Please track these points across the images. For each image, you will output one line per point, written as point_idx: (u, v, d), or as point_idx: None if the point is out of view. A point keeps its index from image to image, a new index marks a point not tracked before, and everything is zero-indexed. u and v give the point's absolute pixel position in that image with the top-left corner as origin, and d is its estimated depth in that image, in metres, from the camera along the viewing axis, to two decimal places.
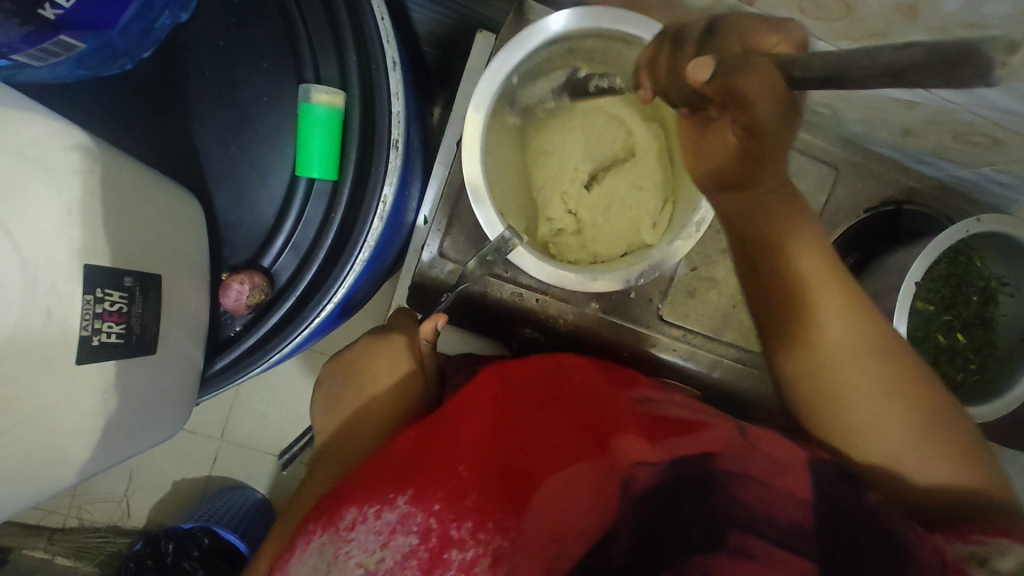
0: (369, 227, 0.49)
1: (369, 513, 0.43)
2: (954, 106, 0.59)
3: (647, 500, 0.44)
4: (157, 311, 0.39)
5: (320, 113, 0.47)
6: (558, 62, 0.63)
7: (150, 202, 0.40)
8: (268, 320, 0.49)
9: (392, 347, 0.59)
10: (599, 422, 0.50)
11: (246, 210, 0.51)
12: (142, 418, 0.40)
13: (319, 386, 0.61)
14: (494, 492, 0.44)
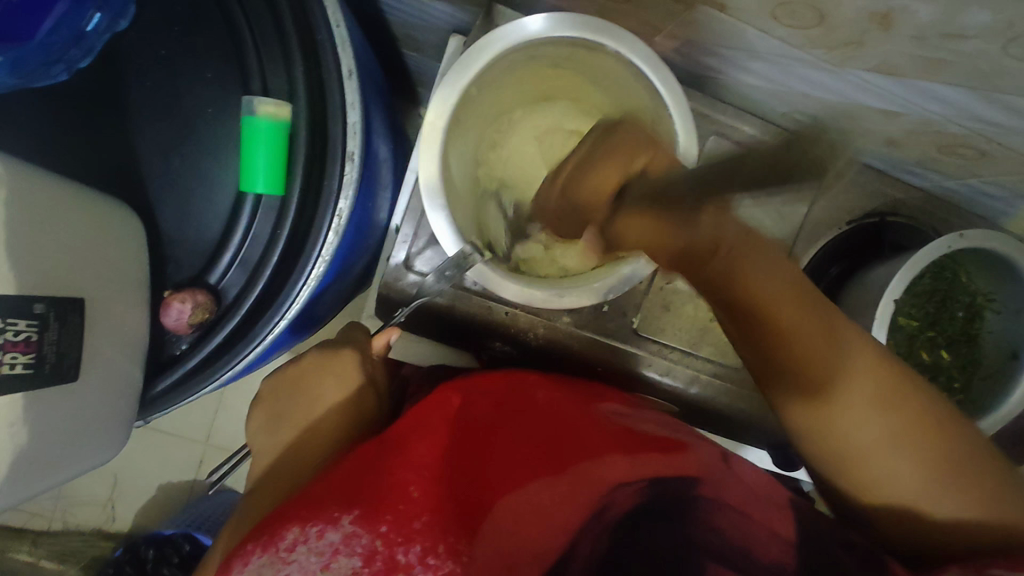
0: (323, 239, 0.47)
1: (311, 533, 0.37)
2: (936, 117, 0.57)
3: (621, 521, 0.40)
4: (78, 338, 0.38)
5: (263, 126, 0.46)
6: (518, 67, 0.60)
7: (77, 221, 0.39)
8: (214, 338, 0.47)
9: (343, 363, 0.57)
10: (567, 439, 0.48)
11: (191, 225, 0.49)
12: (66, 448, 0.38)
13: (256, 403, 0.58)
14: (449, 512, 0.40)
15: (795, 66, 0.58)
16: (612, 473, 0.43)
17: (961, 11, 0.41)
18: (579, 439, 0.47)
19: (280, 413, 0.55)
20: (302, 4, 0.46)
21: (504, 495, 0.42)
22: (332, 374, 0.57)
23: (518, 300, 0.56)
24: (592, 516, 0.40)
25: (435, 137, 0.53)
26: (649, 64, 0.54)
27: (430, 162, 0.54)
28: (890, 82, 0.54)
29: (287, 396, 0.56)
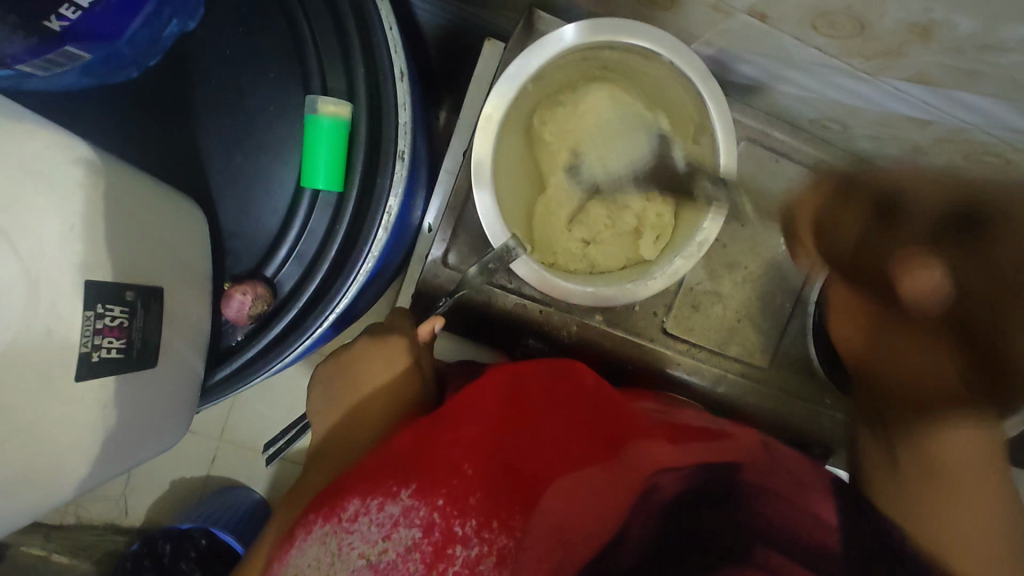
0: (374, 236, 0.49)
1: (372, 505, 0.43)
2: (967, 126, 0.59)
3: (667, 505, 0.46)
4: (159, 323, 0.39)
5: (326, 124, 0.47)
6: (571, 68, 0.62)
7: (157, 214, 0.41)
8: (270, 330, 0.49)
9: (391, 350, 0.59)
10: (617, 424, 0.52)
11: (249, 220, 0.51)
12: (144, 430, 0.40)
13: (314, 385, 0.61)
14: (504, 492, 0.45)
15: (828, 74, 0.59)
16: (658, 459, 0.48)
17: (1002, 24, 0.43)
18: (625, 425, 0.52)
19: (336, 398, 0.58)
20: (364, 7, 0.47)
21: (558, 475, 0.47)
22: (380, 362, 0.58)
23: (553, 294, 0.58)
24: (640, 501, 0.46)
25: (490, 130, 0.57)
26: (698, 75, 0.57)
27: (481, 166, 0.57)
28: (923, 91, 0.56)
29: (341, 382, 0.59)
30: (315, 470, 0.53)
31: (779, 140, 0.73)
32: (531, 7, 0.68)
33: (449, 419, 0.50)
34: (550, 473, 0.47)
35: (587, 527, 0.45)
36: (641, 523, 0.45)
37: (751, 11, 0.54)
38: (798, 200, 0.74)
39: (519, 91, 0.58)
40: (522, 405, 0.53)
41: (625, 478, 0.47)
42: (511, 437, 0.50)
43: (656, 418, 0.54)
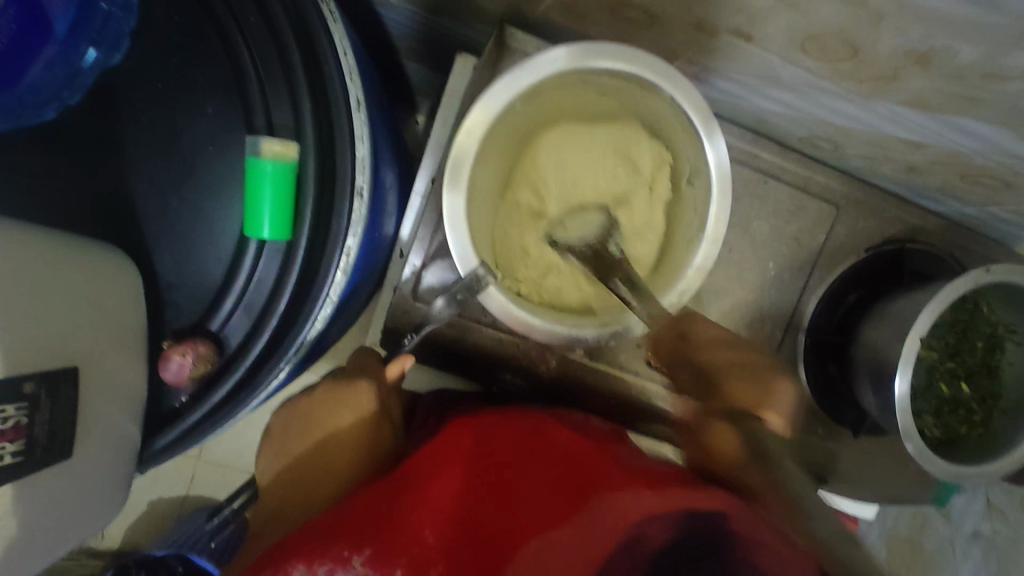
0: (330, 280, 0.44)
1: (320, 572, 0.40)
2: (965, 149, 0.55)
3: (656, 559, 0.40)
4: (71, 412, 0.35)
5: (269, 168, 0.43)
6: (563, 90, 0.57)
7: (69, 287, 0.36)
8: (216, 392, 0.44)
9: (353, 399, 0.53)
10: (589, 473, 0.48)
11: (189, 269, 0.46)
12: (58, 532, 0.36)
13: (267, 437, 0.55)
14: (466, 561, 0.42)
15: (819, 96, 0.55)
16: (635, 507, 0.43)
17: (1007, 53, 0.39)
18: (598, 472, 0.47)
19: (288, 451, 0.52)
20: (309, 36, 0.43)
21: (526, 538, 0.43)
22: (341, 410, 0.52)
23: (519, 329, 0.53)
24: (621, 552, 0.41)
25: (459, 167, 0.52)
26: (699, 112, 0.52)
27: (452, 204, 0.52)
28: (920, 115, 0.52)
29: (294, 435, 0.53)
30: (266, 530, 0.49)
31: (768, 160, 0.69)
32: (503, 21, 0.63)
33: (419, 478, 0.47)
34: (516, 539, 0.43)
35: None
36: None
37: (735, 32, 0.50)
38: (787, 222, 0.70)
39: (497, 117, 0.53)
40: (486, 457, 0.50)
41: (605, 531, 0.43)
42: (473, 497, 0.46)
43: (633, 465, 0.49)
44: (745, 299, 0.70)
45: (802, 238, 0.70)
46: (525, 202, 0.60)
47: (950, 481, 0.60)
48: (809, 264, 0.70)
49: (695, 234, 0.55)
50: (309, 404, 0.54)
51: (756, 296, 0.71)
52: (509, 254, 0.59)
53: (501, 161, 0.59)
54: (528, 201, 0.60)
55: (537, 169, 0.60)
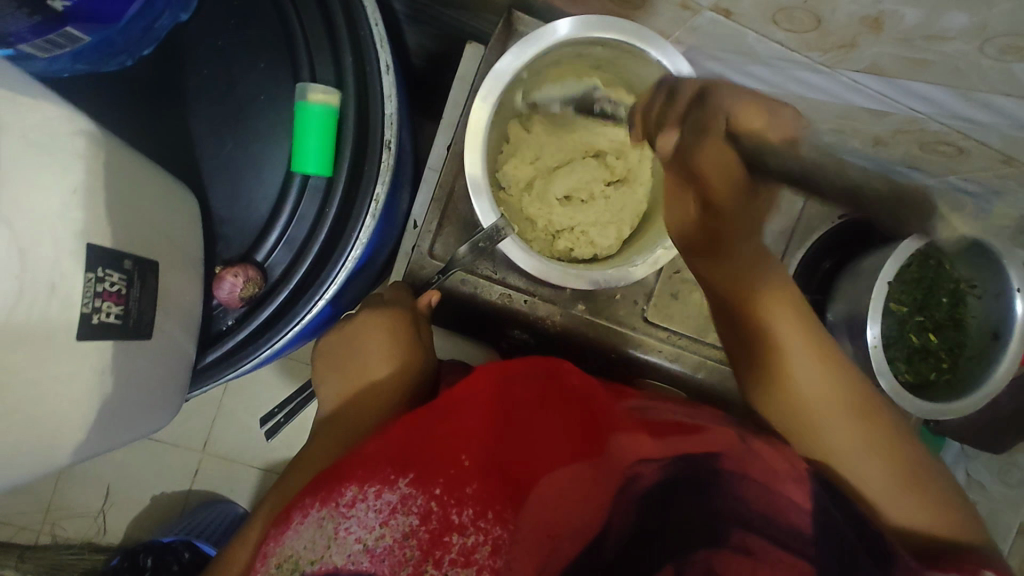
0: (361, 224, 0.52)
1: (370, 492, 0.44)
2: (920, 115, 0.63)
3: (648, 492, 0.47)
4: (153, 298, 0.42)
5: (315, 111, 0.49)
6: (564, 62, 0.66)
7: (151, 199, 0.43)
8: (261, 313, 0.51)
9: (391, 324, 0.62)
10: (600, 424, 0.52)
11: (239, 202, 0.52)
12: (138, 403, 0.43)
13: (318, 362, 0.65)
14: (499, 484, 0.45)
15: (790, 69, 0.63)
16: (638, 450, 0.49)
17: (941, 14, 0.47)
18: (608, 420, 0.53)
19: (343, 371, 0.62)
20: (350, 3, 0.50)
21: (552, 473, 0.47)
22: (385, 334, 0.62)
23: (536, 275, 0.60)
24: (621, 488, 0.46)
25: (480, 130, 0.60)
26: (684, 73, 0.60)
27: (475, 166, 0.60)
28: (877, 82, 0.59)
29: (347, 358, 0.63)
30: (325, 438, 0.57)
31: None
32: (510, 8, 0.71)
33: (447, 414, 0.51)
34: (542, 471, 0.47)
35: (577, 525, 0.44)
36: (624, 511, 0.45)
37: (716, 8, 0.58)
38: None
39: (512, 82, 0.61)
40: (519, 401, 0.54)
41: (614, 477, 0.47)
42: (502, 429, 0.50)
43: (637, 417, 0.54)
44: None
45: None
46: (524, 168, 0.68)
47: (923, 418, 0.67)
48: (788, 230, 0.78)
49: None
50: (355, 331, 0.63)
51: None
52: (523, 215, 0.68)
53: (508, 130, 0.68)
54: (528, 167, 0.68)
55: (535, 141, 0.68)
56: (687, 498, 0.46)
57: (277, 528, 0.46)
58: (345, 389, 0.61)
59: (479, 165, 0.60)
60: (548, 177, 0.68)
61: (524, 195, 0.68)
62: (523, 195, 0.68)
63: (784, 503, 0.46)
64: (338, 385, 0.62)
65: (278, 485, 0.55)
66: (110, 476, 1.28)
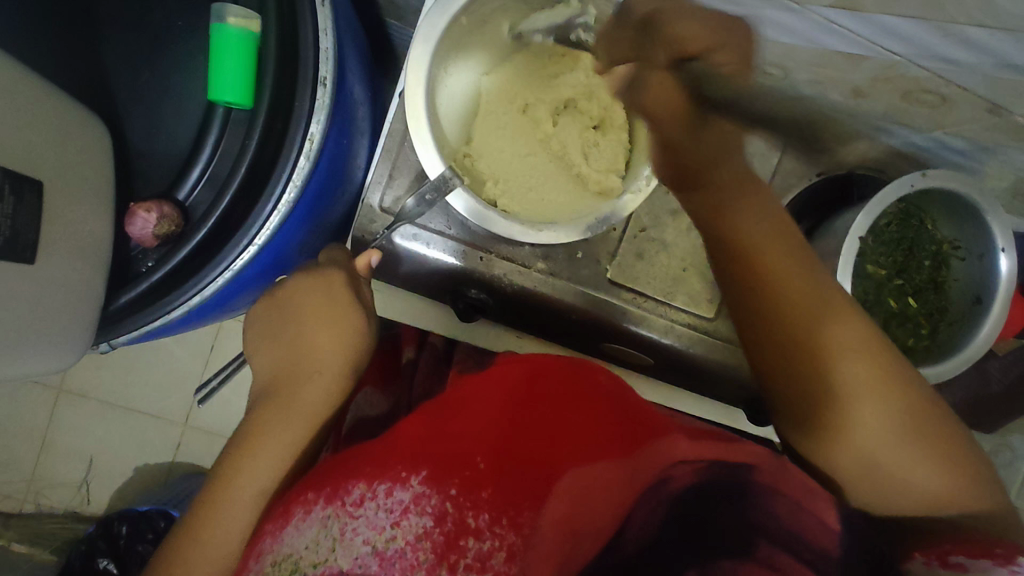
0: (293, 165, 0.53)
1: (380, 491, 0.44)
2: (898, 57, 0.58)
3: (678, 495, 0.46)
4: (34, 217, 0.41)
5: (234, 34, 0.53)
6: (510, 10, 0.63)
7: (32, 118, 0.43)
8: (179, 254, 0.53)
9: (328, 285, 0.59)
10: (630, 428, 0.53)
11: (160, 137, 0.62)
12: (22, 333, 0.43)
13: (253, 318, 0.63)
14: (514, 483, 0.46)
15: (760, 8, 0.59)
16: (670, 456, 0.49)
17: None
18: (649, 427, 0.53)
19: (280, 331, 0.60)
20: None
21: (569, 463, 0.48)
22: (323, 296, 0.59)
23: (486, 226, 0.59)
24: (648, 490, 0.46)
25: (424, 82, 0.57)
26: None
27: (417, 117, 0.57)
28: (851, 19, 0.55)
29: (285, 323, 0.60)
30: (266, 413, 0.55)
31: None
32: None
33: (458, 410, 0.52)
34: (561, 460, 0.48)
35: (598, 510, 0.45)
36: (643, 514, 0.45)
37: None
38: None
39: (451, 28, 0.58)
40: (539, 401, 0.54)
41: (636, 475, 0.47)
42: (517, 431, 0.50)
43: (673, 428, 0.54)
44: None
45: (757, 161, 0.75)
46: (480, 131, 0.66)
47: None
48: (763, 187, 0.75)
49: (654, 123, 0.60)
50: (292, 295, 0.61)
51: None
52: (480, 174, 0.64)
53: (459, 85, 0.65)
54: (483, 128, 0.66)
55: (490, 98, 0.66)
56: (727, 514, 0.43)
57: (275, 522, 0.46)
58: (285, 355, 0.59)
59: (423, 116, 0.58)
60: (505, 132, 0.66)
61: (475, 158, 0.65)
62: (480, 158, 0.64)
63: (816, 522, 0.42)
64: (275, 349, 0.59)
65: (217, 468, 0.53)
66: (91, 446, 1.27)
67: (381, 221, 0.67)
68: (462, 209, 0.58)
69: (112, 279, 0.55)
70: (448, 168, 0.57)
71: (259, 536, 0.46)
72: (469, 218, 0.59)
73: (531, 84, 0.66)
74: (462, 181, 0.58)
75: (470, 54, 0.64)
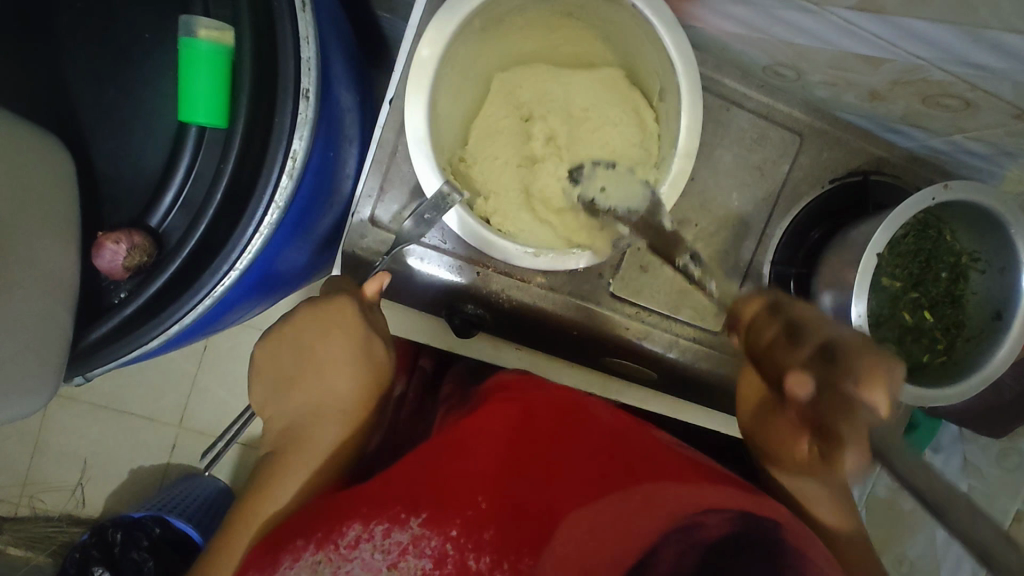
0: (276, 184, 0.49)
1: (377, 531, 0.42)
2: (921, 61, 0.54)
3: (707, 545, 0.41)
4: None
5: (204, 49, 0.50)
6: (533, 16, 0.61)
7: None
8: (153, 285, 0.51)
9: (340, 319, 0.57)
10: (631, 462, 0.50)
11: (128, 160, 0.62)
12: None
13: (254, 365, 0.59)
14: (515, 530, 0.43)
15: (774, 8, 0.55)
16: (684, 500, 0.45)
17: None
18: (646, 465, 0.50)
19: (294, 375, 0.57)
20: None
21: (573, 508, 0.45)
22: (333, 329, 0.57)
23: (482, 248, 0.56)
24: (674, 534, 0.42)
25: (424, 91, 0.54)
26: (664, 23, 0.55)
27: (412, 128, 0.54)
28: (872, 21, 0.51)
29: (301, 365, 0.57)
30: (282, 462, 0.53)
31: (729, 87, 0.70)
32: None
33: (454, 446, 0.49)
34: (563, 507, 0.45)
35: (606, 555, 0.42)
36: (672, 549, 0.42)
37: None
38: (750, 151, 0.71)
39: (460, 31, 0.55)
40: (530, 436, 0.51)
41: (649, 520, 0.44)
42: (514, 471, 0.48)
43: (674, 461, 0.52)
44: (710, 231, 0.71)
45: (767, 167, 0.71)
46: (480, 140, 0.63)
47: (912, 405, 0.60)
48: (774, 194, 0.71)
49: (670, 150, 0.58)
50: (300, 331, 0.58)
51: (721, 228, 0.71)
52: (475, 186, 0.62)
53: (464, 91, 0.63)
54: (483, 136, 0.63)
55: (499, 104, 0.63)
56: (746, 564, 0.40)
57: (260, 563, 0.43)
58: (304, 401, 0.56)
59: (419, 125, 0.54)
60: (506, 142, 0.63)
61: (471, 166, 0.62)
62: (477, 167, 0.62)
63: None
64: (291, 395, 0.56)
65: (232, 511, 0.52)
66: (84, 451, 1.25)
67: (372, 237, 0.64)
68: (460, 230, 0.56)
69: (82, 311, 0.54)
70: (443, 184, 0.54)
71: (245, 571, 0.44)
72: (466, 239, 0.56)
73: (541, 91, 0.63)
74: (461, 196, 0.55)
75: (479, 58, 0.62)
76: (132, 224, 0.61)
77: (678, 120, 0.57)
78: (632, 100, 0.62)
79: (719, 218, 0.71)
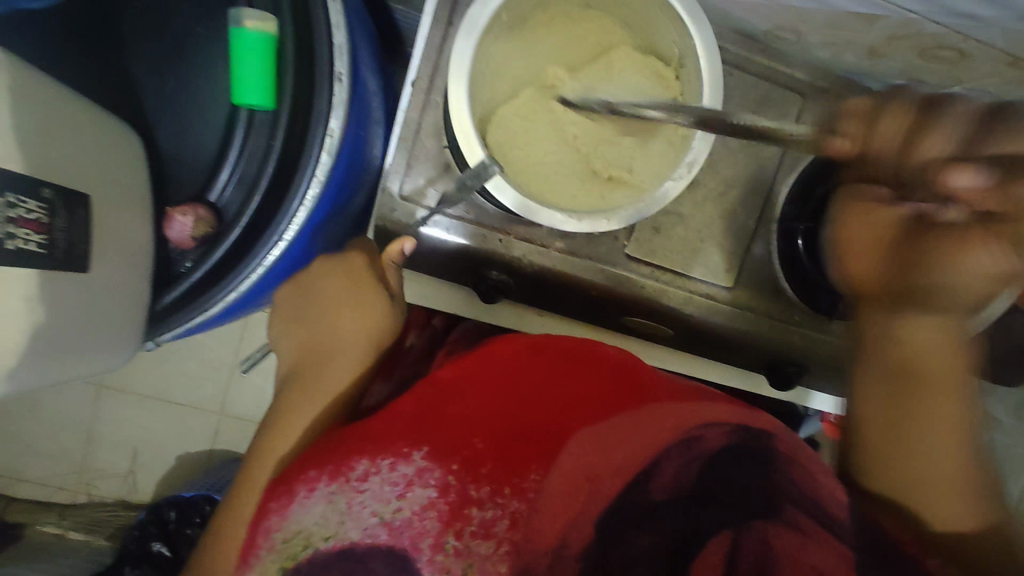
0: (316, 159, 0.55)
1: (383, 466, 0.49)
2: (915, 15, 0.57)
3: (703, 459, 0.51)
4: (83, 227, 0.49)
5: (253, 38, 0.56)
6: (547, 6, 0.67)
7: (69, 142, 0.49)
8: (217, 254, 0.58)
9: (352, 271, 0.64)
10: (619, 392, 0.56)
11: (187, 143, 0.70)
12: (83, 333, 0.51)
13: (273, 315, 0.67)
14: (513, 451, 0.51)
15: None
16: (694, 418, 0.53)
17: None
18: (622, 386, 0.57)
19: (307, 319, 0.64)
20: None
21: (576, 425, 0.52)
22: (343, 282, 0.64)
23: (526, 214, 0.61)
24: (674, 449, 0.51)
25: (463, 81, 0.58)
26: None
27: (457, 106, 0.59)
28: None
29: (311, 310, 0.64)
30: (296, 395, 0.59)
31: (733, 55, 0.74)
32: None
33: (452, 390, 0.55)
34: (562, 422, 0.53)
35: (609, 468, 0.49)
36: (673, 467, 0.50)
37: None
38: (755, 113, 0.75)
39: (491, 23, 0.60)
40: (528, 369, 0.58)
41: (653, 432, 0.51)
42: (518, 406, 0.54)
43: (648, 386, 0.58)
44: (718, 191, 0.74)
45: (771, 128, 0.75)
46: (508, 120, 0.66)
47: None
48: (778, 155, 0.75)
49: (695, 107, 0.62)
50: (313, 282, 0.66)
51: (729, 190, 0.75)
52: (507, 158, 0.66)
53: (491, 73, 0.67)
54: (510, 114, 0.66)
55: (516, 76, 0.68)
56: (740, 471, 0.51)
57: (278, 498, 0.49)
58: (310, 338, 0.63)
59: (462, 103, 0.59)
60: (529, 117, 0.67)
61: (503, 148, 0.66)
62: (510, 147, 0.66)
63: (827, 495, 0.51)
64: (300, 335, 0.64)
65: (262, 439, 0.57)
66: (135, 439, 1.33)
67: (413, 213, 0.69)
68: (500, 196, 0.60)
69: (157, 277, 0.63)
70: (486, 157, 0.59)
71: (271, 492, 0.51)
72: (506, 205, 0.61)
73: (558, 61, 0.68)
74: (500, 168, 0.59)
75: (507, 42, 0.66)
76: (194, 200, 0.69)
77: (699, 85, 0.62)
78: (661, 67, 0.66)
79: (727, 179, 0.74)
